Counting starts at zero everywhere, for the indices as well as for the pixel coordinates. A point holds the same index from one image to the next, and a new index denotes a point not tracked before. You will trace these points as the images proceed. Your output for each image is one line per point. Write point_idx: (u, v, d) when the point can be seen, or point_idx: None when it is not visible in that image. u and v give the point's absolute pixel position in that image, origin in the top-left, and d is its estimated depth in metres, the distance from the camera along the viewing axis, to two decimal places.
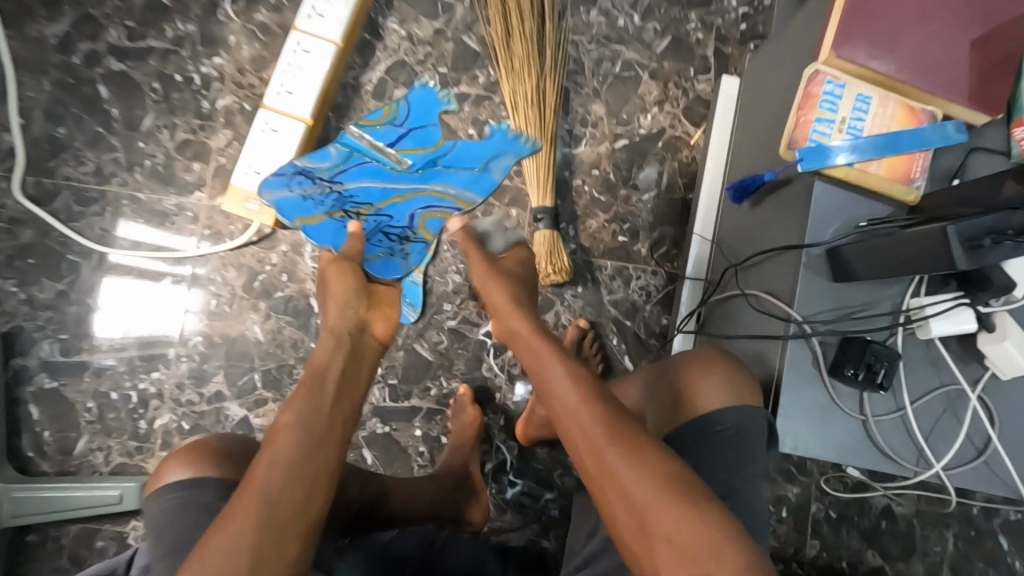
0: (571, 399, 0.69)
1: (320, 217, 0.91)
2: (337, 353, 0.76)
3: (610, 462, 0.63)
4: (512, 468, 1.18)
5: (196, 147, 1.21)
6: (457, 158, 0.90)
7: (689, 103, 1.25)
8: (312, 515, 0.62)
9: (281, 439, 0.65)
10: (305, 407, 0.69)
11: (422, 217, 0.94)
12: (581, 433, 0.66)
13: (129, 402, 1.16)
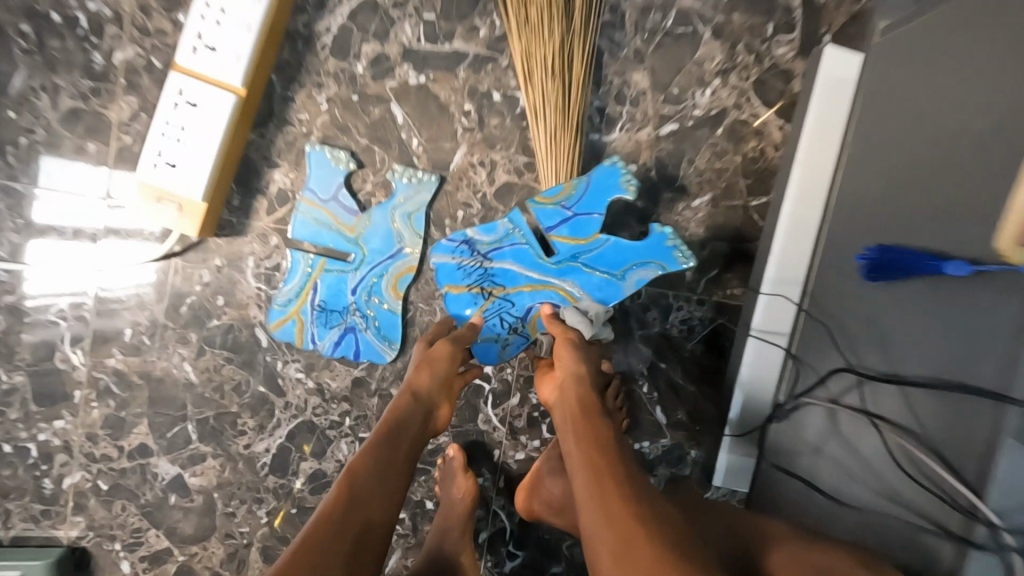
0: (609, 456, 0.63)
1: (461, 288, 0.89)
2: (399, 436, 0.73)
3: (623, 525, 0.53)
4: (511, 538, 0.96)
5: (89, 119, 0.88)
6: (602, 258, 0.86)
7: (763, 75, 0.93)
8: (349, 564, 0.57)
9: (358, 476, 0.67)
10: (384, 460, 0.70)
11: (535, 314, 0.89)
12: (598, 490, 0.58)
13: (28, 458, 0.91)
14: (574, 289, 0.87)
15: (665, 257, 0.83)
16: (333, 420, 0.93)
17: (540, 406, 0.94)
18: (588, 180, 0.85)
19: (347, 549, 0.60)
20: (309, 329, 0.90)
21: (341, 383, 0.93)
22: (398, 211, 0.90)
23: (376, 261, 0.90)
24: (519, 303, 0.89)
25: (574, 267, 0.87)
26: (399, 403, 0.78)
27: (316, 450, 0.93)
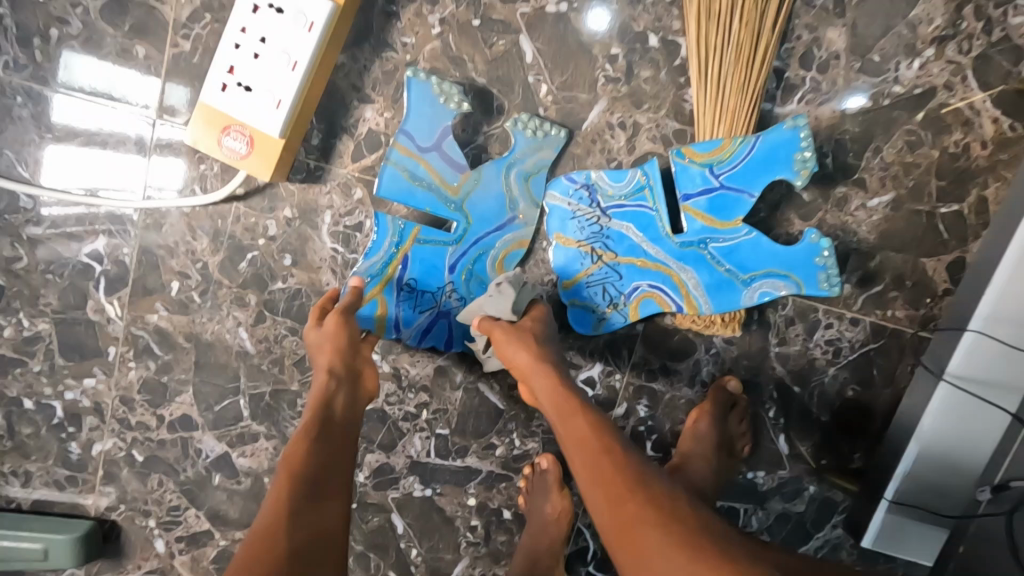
0: (618, 462, 0.56)
1: (566, 241, 0.73)
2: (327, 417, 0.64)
3: (670, 543, 0.48)
4: (594, 559, 0.85)
5: (140, 16, 0.70)
6: (735, 253, 0.72)
7: (987, 49, 0.73)
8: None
9: (276, 516, 0.54)
10: (298, 458, 0.59)
11: (641, 295, 0.74)
12: (624, 504, 0.52)
13: (53, 415, 0.78)
14: (689, 279, 0.72)
15: (808, 275, 0.71)
16: (408, 412, 0.80)
17: (647, 419, 0.81)
18: (754, 147, 0.69)
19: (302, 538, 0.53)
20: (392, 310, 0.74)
21: (421, 371, 0.79)
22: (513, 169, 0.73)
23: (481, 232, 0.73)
24: (625, 278, 0.73)
25: (699, 255, 0.72)
26: (327, 388, 0.66)
27: (385, 441, 0.81)
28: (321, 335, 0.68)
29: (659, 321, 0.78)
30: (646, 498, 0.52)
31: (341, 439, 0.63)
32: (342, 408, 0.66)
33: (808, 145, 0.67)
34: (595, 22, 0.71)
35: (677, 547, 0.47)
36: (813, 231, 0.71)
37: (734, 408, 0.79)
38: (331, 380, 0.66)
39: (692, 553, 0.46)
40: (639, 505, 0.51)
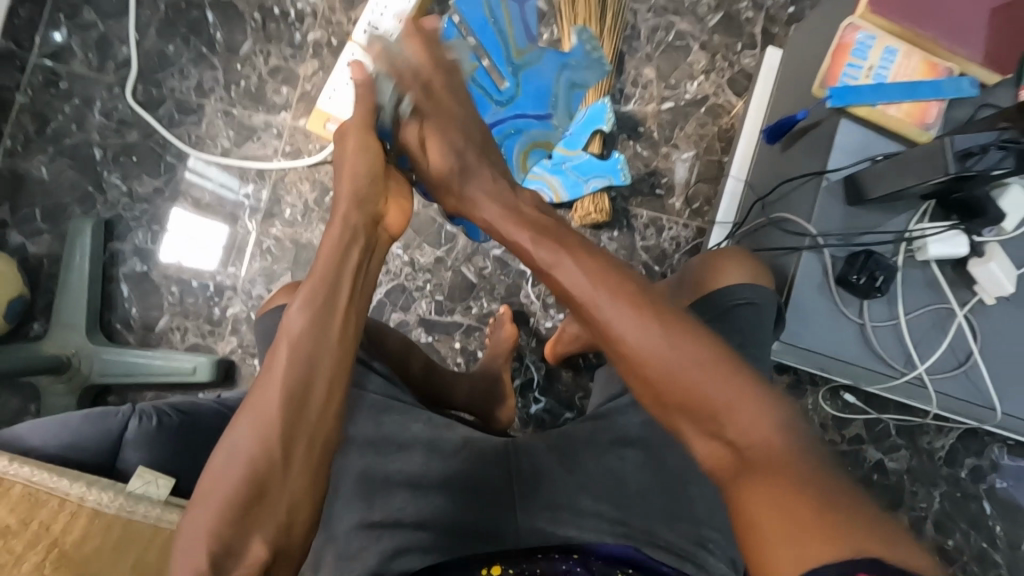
0: (693, 344, 0.54)
1: None
2: (335, 264, 0.64)
3: (651, 320, 0.56)
4: (537, 387, 1.29)
5: (286, 73, 1.34)
6: (579, 167, 1.26)
7: (733, 75, 1.34)
8: (321, 452, 0.58)
9: (291, 351, 0.59)
10: (308, 330, 0.60)
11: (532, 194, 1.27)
12: (605, 295, 0.59)
13: (207, 290, 1.31)
14: (557, 182, 1.26)
15: (615, 175, 1.24)
16: (418, 284, 1.31)
17: None
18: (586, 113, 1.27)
19: (280, 407, 0.56)
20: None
21: (426, 259, 1.31)
22: (567, 73, 0.90)
23: (525, 110, 0.90)
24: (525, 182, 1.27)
25: (561, 171, 1.26)
26: (343, 216, 0.66)
27: (404, 304, 1.30)
28: (356, 160, 0.67)
29: (567, 226, 1.31)
30: (615, 278, 0.59)
31: (346, 302, 0.63)
32: (358, 256, 0.66)
33: (610, 112, 1.27)
34: None
35: (743, 400, 0.51)
36: (617, 154, 1.26)
37: None
38: (355, 208, 0.67)
39: (728, 389, 0.52)
40: (613, 292, 0.59)
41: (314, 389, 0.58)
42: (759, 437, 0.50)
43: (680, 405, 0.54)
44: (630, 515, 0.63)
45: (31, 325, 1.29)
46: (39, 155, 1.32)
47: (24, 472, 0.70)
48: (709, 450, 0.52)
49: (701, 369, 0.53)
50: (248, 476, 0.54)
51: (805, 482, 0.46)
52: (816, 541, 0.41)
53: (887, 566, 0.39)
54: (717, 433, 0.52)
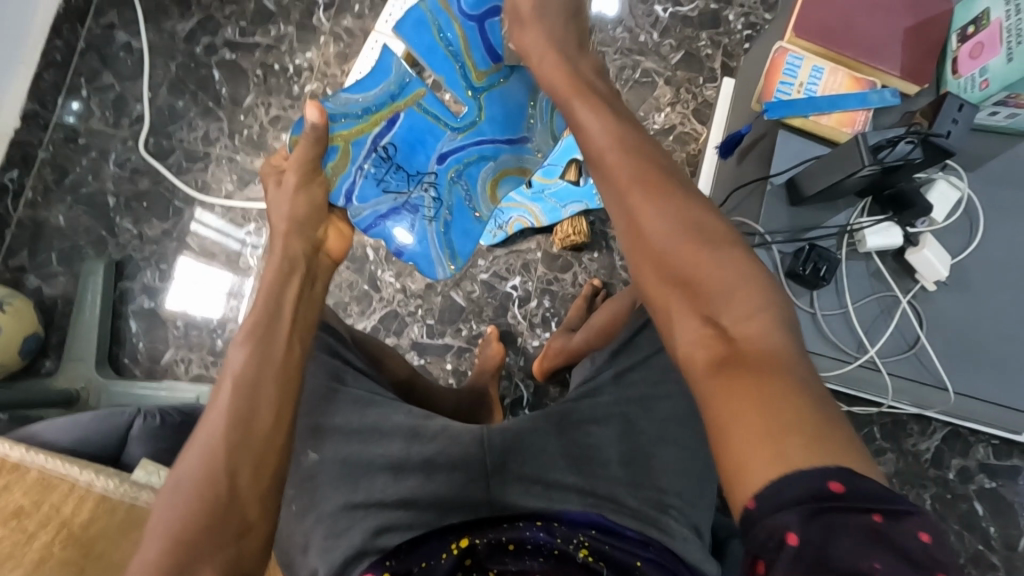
0: (677, 222, 0.56)
1: None
2: (279, 281, 0.72)
3: (644, 202, 0.57)
4: (527, 404, 1.34)
5: (285, 121, 1.44)
6: (558, 194, 1.34)
7: (697, 106, 1.43)
8: (275, 463, 0.62)
9: (236, 386, 0.63)
10: (249, 361, 0.65)
11: (514, 221, 1.35)
12: (628, 175, 0.58)
13: (210, 323, 1.38)
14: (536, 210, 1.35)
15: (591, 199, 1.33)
16: (410, 310, 1.37)
17: (550, 308, 1.36)
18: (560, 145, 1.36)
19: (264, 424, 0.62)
20: (354, 169, 0.82)
21: (417, 285, 1.38)
22: (546, 94, 0.81)
23: (486, 136, 0.84)
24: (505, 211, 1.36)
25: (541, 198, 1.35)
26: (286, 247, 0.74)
27: (397, 329, 1.36)
28: (298, 198, 0.76)
29: (549, 250, 1.37)
30: (656, 167, 0.59)
31: (287, 328, 0.69)
32: (297, 284, 0.73)
33: None
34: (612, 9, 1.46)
35: (740, 278, 0.53)
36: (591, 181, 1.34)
37: (598, 295, 1.32)
38: (297, 232, 0.76)
39: (728, 262, 0.54)
40: (647, 188, 0.57)
41: (259, 414, 0.62)
42: (757, 332, 0.50)
43: (677, 283, 0.54)
44: (597, 484, 0.77)
45: (44, 361, 1.37)
46: (58, 204, 1.42)
47: (39, 460, 0.76)
48: (695, 339, 0.52)
49: (695, 243, 0.55)
50: (202, 496, 0.57)
51: (798, 387, 0.46)
52: (784, 449, 0.43)
53: (853, 479, 0.41)
54: (707, 315, 0.52)
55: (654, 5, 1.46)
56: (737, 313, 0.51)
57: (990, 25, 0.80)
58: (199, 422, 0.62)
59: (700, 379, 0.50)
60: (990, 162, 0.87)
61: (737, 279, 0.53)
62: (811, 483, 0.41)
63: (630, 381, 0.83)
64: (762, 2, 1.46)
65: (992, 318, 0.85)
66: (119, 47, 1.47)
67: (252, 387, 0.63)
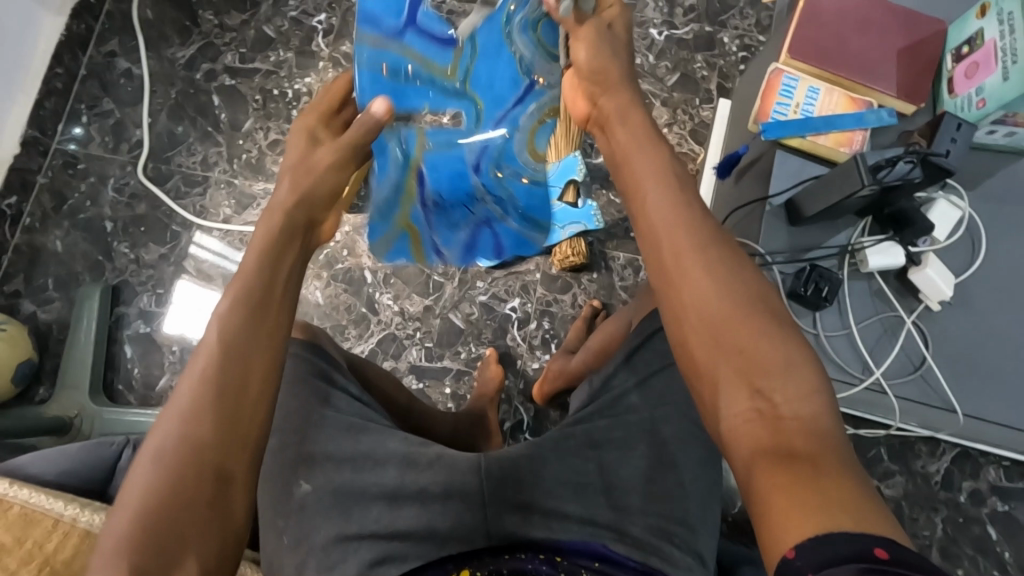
0: (711, 295, 0.55)
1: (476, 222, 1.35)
2: (279, 250, 0.64)
3: (694, 270, 0.56)
4: (528, 428, 1.32)
5: (284, 145, 1.45)
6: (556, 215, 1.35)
7: (694, 127, 1.44)
8: (257, 438, 0.56)
9: (214, 354, 0.57)
10: (234, 315, 0.58)
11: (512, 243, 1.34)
12: (675, 238, 0.57)
13: None
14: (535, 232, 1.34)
15: (587, 219, 1.33)
16: (408, 333, 1.35)
17: (550, 329, 1.35)
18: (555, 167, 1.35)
19: (230, 436, 0.54)
20: (426, 220, 1.00)
21: (415, 308, 1.36)
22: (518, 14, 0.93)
23: None
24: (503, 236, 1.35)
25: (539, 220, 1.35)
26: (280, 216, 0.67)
27: (395, 353, 1.35)
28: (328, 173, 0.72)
29: (548, 271, 1.37)
30: (695, 238, 0.57)
31: (282, 297, 0.62)
32: (295, 249, 0.66)
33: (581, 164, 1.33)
34: None
35: (782, 336, 0.53)
36: (589, 201, 1.34)
37: (597, 316, 1.31)
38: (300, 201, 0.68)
39: (769, 328, 0.53)
40: (698, 257, 0.56)
41: (240, 389, 0.56)
42: (808, 413, 0.49)
43: (728, 355, 0.53)
44: (598, 512, 0.75)
45: (37, 389, 1.35)
46: (55, 230, 1.42)
47: (23, 494, 0.74)
48: (741, 415, 0.51)
49: (733, 304, 0.54)
50: (181, 472, 0.52)
51: (845, 469, 0.46)
52: (846, 516, 0.42)
53: (901, 548, 0.39)
54: (754, 386, 0.51)
55: (649, 29, 1.47)
56: (779, 391, 0.50)
57: (984, 45, 0.81)
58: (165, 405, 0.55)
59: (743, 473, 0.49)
60: (990, 180, 0.87)
61: (775, 344, 0.52)
62: (855, 544, 0.39)
63: (628, 405, 0.81)
64: (756, 25, 1.47)
65: (998, 337, 0.83)
66: (120, 74, 1.49)
67: (244, 366, 0.57)
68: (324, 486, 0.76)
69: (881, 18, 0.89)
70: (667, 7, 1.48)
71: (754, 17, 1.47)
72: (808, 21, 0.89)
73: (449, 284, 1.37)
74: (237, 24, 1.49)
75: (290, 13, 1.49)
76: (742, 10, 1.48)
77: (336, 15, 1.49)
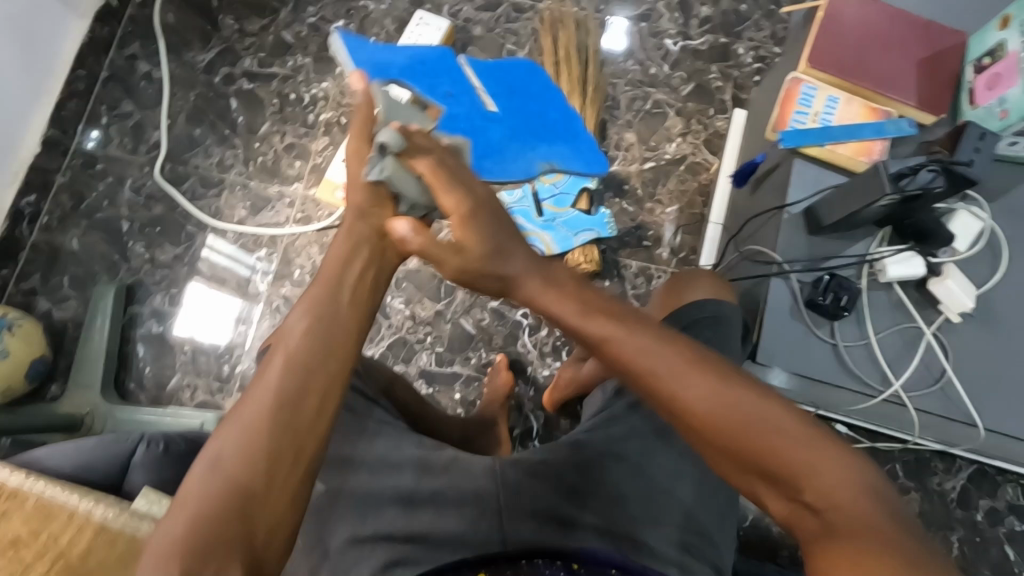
0: (709, 389, 0.53)
1: None
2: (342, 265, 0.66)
3: (679, 376, 0.54)
4: (537, 435, 1.31)
5: (299, 149, 1.46)
6: (568, 223, 1.33)
7: (708, 137, 1.44)
8: (311, 455, 0.55)
9: (280, 380, 0.56)
10: (315, 320, 0.61)
11: None
12: (631, 344, 0.55)
13: (218, 349, 1.37)
14: (549, 238, 1.32)
15: (601, 227, 1.33)
16: (419, 337, 1.35)
17: (561, 337, 1.34)
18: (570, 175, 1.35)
19: (294, 479, 0.54)
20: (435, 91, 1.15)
21: (427, 312, 1.36)
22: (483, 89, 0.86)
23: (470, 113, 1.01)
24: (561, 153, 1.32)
25: (552, 227, 1.32)
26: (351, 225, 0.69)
27: (405, 357, 1.34)
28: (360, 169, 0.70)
29: None
30: (646, 332, 0.55)
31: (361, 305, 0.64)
32: (359, 268, 0.67)
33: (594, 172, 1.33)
34: (619, 43, 1.48)
35: (802, 426, 0.52)
36: (603, 210, 1.35)
37: None
38: (365, 209, 0.70)
39: (785, 416, 0.52)
40: (669, 358, 0.54)
41: (304, 405, 0.56)
42: (842, 497, 0.50)
43: (751, 467, 0.52)
44: (613, 520, 0.74)
45: (50, 386, 1.36)
46: (73, 229, 1.44)
47: (38, 486, 0.74)
48: (785, 510, 0.52)
49: (743, 412, 0.52)
50: (229, 485, 0.52)
51: (895, 551, 0.47)
52: None
53: None
54: (790, 488, 0.51)
55: (664, 39, 1.48)
56: (814, 481, 0.51)
57: (1007, 57, 0.80)
58: (222, 419, 0.56)
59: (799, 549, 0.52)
60: (1014, 192, 0.86)
61: (785, 436, 0.51)
62: None
63: (645, 412, 0.81)
64: (771, 37, 1.47)
65: (1021, 351, 0.82)
66: (141, 77, 1.51)
67: (312, 411, 0.56)
68: (336, 488, 0.76)
69: (900, 29, 0.89)
70: (682, 18, 1.49)
71: (769, 29, 1.48)
72: (827, 31, 0.89)
73: (461, 289, 1.37)
74: (257, 29, 1.52)
75: (309, 19, 1.51)
76: (757, 22, 1.48)
77: (353, 22, 1.51)
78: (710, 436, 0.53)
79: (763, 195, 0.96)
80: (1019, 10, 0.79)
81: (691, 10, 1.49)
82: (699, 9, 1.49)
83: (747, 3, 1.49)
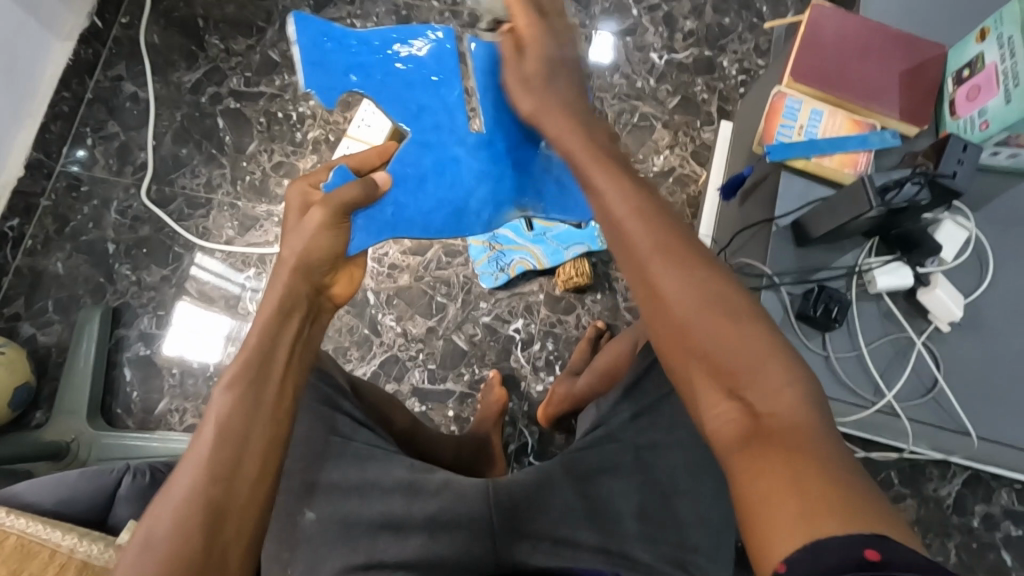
0: (692, 282, 0.57)
1: (476, 242, 1.37)
2: (277, 314, 0.71)
3: (670, 269, 0.58)
4: (532, 451, 1.30)
5: (287, 168, 1.45)
6: (559, 236, 1.36)
7: (695, 149, 1.45)
8: (251, 531, 0.60)
9: (219, 434, 0.62)
10: (238, 400, 0.64)
11: (516, 264, 1.35)
12: (648, 246, 0.59)
13: (207, 370, 1.35)
14: (538, 253, 1.35)
15: (591, 240, 1.34)
16: (411, 354, 1.34)
17: (554, 351, 1.34)
18: None
19: (225, 537, 0.58)
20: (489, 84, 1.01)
21: (418, 329, 1.35)
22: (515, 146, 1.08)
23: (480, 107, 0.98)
24: None
25: (543, 241, 1.36)
26: (285, 288, 0.73)
27: (397, 375, 1.33)
28: (317, 237, 0.75)
29: (552, 291, 1.36)
30: (656, 220, 0.61)
31: (283, 368, 0.69)
32: (296, 324, 0.72)
33: None
34: (603, 57, 1.49)
35: (766, 343, 0.54)
36: (593, 223, 1.36)
37: (602, 337, 1.30)
38: (300, 273, 0.74)
39: (753, 332, 0.55)
40: (669, 256, 0.58)
41: (244, 466, 0.61)
42: (787, 411, 0.50)
43: (703, 361, 0.55)
44: (610, 540, 0.74)
45: (34, 413, 1.33)
46: (57, 252, 1.42)
47: (20, 523, 0.72)
48: (724, 417, 0.53)
49: (718, 317, 0.55)
50: (171, 564, 0.55)
51: (826, 460, 0.47)
52: (844, 518, 0.42)
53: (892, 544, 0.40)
54: (735, 392, 0.53)
55: (649, 53, 1.50)
56: (761, 387, 0.52)
57: (985, 68, 0.82)
58: (158, 495, 0.59)
59: (723, 459, 0.52)
60: (998, 200, 0.87)
61: (742, 335, 0.54)
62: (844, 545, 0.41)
63: (639, 429, 0.80)
64: (755, 49, 1.49)
65: (1010, 358, 0.83)
66: (126, 98, 1.50)
67: (252, 478, 0.61)
68: (329, 515, 0.75)
69: (880, 42, 0.90)
70: (666, 31, 1.51)
71: (752, 42, 1.50)
72: (808, 46, 0.90)
73: (453, 305, 1.36)
74: (243, 48, 1.51)
75: None
76: (741, 35, 1.50)
77: None
78: (680, 334, 0.56)
79: (751, 206, 0.96)
80: (995, 22, 0.80)
81: (675, 24, 1.51)
82: (683, 23, 1.51)
83: (730, 16, 1.51)
